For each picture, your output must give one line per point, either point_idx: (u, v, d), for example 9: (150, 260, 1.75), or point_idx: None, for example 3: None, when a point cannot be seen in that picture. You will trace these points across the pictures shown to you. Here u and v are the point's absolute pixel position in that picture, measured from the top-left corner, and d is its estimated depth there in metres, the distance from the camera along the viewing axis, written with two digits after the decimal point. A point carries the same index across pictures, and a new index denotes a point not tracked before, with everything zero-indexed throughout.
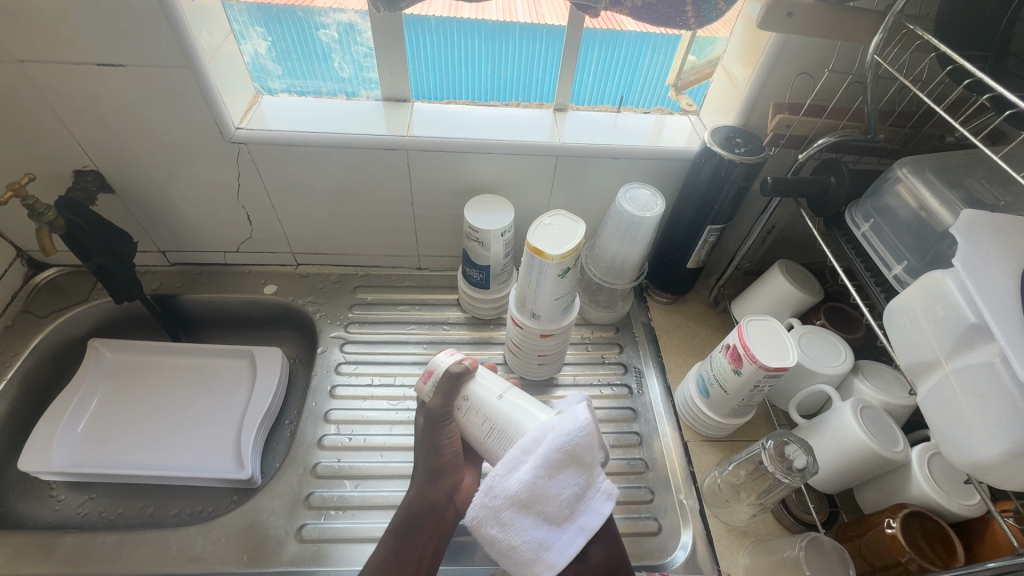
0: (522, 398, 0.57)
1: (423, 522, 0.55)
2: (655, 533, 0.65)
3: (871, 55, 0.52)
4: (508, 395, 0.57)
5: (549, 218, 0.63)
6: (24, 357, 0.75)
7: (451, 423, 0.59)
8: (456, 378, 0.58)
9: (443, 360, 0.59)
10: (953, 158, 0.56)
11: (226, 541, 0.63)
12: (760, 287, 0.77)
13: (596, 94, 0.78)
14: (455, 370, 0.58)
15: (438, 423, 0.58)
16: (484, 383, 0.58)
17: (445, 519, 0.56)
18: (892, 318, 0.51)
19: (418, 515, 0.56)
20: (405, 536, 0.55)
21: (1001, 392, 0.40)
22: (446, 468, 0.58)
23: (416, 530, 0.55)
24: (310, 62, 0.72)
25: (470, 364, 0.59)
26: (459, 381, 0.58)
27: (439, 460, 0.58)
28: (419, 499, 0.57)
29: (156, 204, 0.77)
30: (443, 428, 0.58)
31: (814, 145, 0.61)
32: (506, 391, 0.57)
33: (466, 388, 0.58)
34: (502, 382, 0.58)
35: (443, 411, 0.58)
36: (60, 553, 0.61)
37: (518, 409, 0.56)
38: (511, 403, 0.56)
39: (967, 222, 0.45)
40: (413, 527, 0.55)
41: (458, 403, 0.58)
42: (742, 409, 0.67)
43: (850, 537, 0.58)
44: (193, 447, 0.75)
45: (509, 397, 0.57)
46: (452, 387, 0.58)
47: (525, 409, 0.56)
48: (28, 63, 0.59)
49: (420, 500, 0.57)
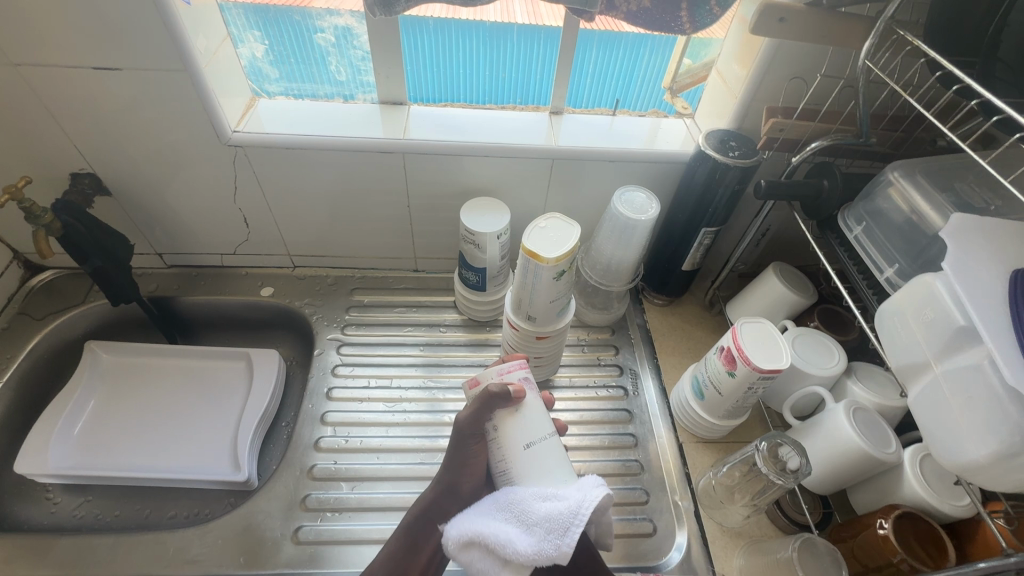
0: (555, 459, 0.50)
1: (435, 527, 0.57)
2: (650, 534, 0.65)
3: (862, 60, 0.53)
4: (540, 445, 0.50)
5: (544, 221, 0.64)
6: (20, 359, 0.75)
7: (479, 442, 0.54)
8: (491, 400, 0.50)
9: (493, 374, 0.52)
10: (944, 162, 0.57)
11: (222, 543, 0.63)
12: (754, 289, 0.77)
13: (591, 97, 0.79)
14: (492, 391, 0.49)
15: (466, 439, 0.53)
16: (526, 422, 0.50)
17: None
18: (883, 321, 0.51)
19: (430, 519, 0.57)
20: (417, 535, 0.56)
21: (989, 394, 0.40)
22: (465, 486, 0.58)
23: (426, 531, 0.57)
24: (307, 65, 0.72)
25: (515, 391, 0.51)
26: (497, 406, 0.50)
27: (459, 477, 0.57)
28: (435, 505, 0.58)
29: (152, 207, 0.77)
30: (470, 444, 0.54)
31: (807, 149, 0.61)
32: (544, 441, 0.50)
33: (502, 415, 0.51)
34: (545, 428, 0.51)
35: (472, 432, 0.52)
36: (56, 555, 0.61)
37: (545, 467, 0.49)
38: (535, 457, 0.50)
39: (956, 225, 0.45)
40: (425, 530, 0.57)
41: (492, 426, 0.51)
42: (736, 410, 0.67)
43: (843, 538, 0.58)
44: (189, 449, 0.75)
45: (540, 445, 0.50)
46: (488, 407, 0.50)
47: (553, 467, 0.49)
48: (25, 66, 0.59)
49: (434, 507, 0.58)
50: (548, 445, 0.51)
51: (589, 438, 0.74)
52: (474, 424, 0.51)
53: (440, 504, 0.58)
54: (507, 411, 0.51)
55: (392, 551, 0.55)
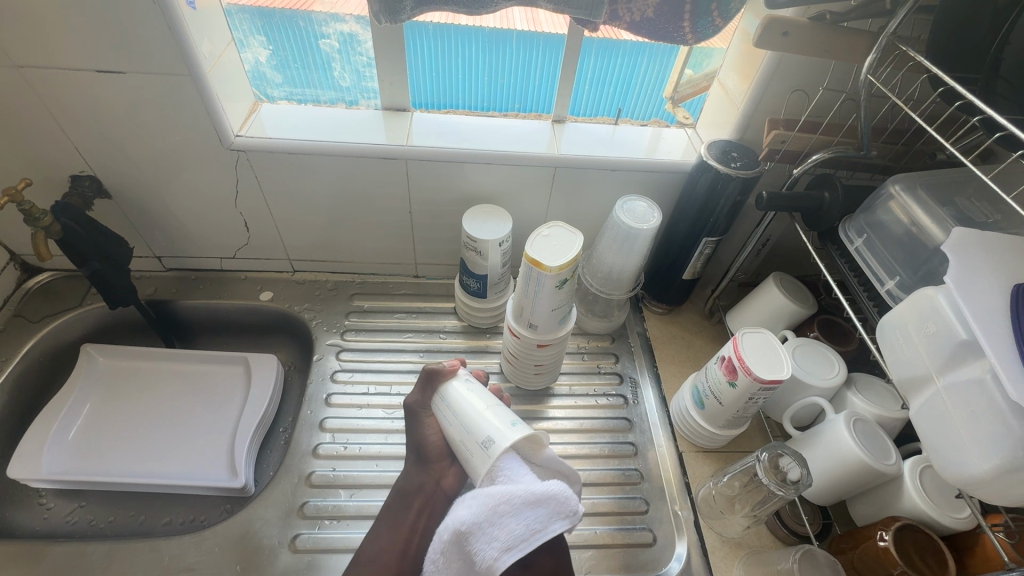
0: (501, 416, 0.52)
1: (413, 501, 0.58)
2: (649, 544, 0.65)
3: (864, 74, 0.53)
4: (492, 408, 0.53)
5: (547, 229, 0.64)
6: (16, 361, 0.74)
7: (432, 414, 0.58)
8: (431, 376, 0.57)
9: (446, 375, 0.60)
10: (943, 176, 0.57)
11: (218, 550, 0.62)
12: (755, 299, 0.77)
13: (591, 106, 0.80)
14: (431, 367, 0.57)
15: (419, 415, 0.59)
16: (453, 414, 0.54)
17: (432, 498, 0.58)
18: (886, 333, 0.51)
19: (407, 494, 0.59)
20: (396, 513, 0.58)
21: (992, 409, 0.41)
22: (431, 457, 0.58)
23: (404, 509, 0.58)
24: (308, 71, 0.72)
25: (451, 365, 0.58)
26: (438, 381, 0.57)
27: (425, 449, 0.59)
28: (408, 480, 0.59)
29: (153, 210, 0.77)
30: (424, 420, 0.59)
31: (808, 161, 0.61)
32: (494, 406, 0.53)
33: (444, 389, 0.57)
34: (488, 397, 0.54)
35: (420, 404, 0.58)
36: (49, 562, 0.60)
37: (493, 423, 0.51)
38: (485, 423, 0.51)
39: (957, 240, 0.46)
40: (403, 506, 0.58)
41: (435, 402, 0.57)
42: (737, 420, 0.67)
43: (843, 549, 0.58)
44: (186, 454, 0.74)
45: (470, 426, 0.52)
46: (430, 384, 0.58)
47: (483, 432, 0.51)
48: (28, 68, 0.59)
49: (410, 482, 0.59)
50: (477, 421, 0.52)
51: (589, 446, 0.74)
52: (423, 402, 0.58)
53: (414, 478, 0.59)
54: (444, 386, 0.57)
55: (376, 531, 0.57)
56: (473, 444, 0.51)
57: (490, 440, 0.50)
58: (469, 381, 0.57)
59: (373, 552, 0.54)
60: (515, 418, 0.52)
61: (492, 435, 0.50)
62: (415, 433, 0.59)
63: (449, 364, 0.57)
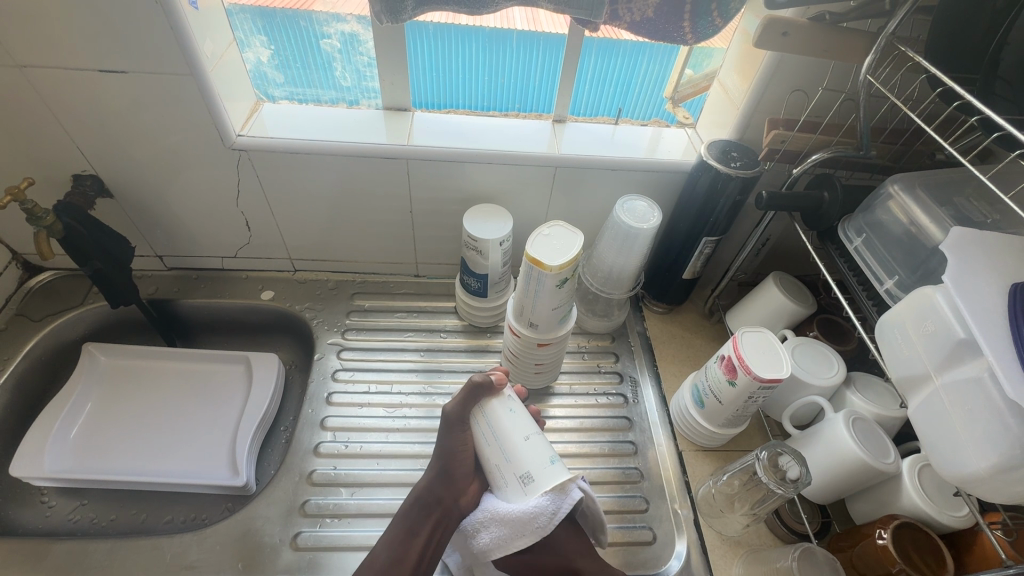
0: (542, 453, 0.53)
1: (431, 513, 0.57)
2: (649, 542, 0.65)
3: (863, 74, 0.54)
4: (533, 438, 0.54)
5: (547, 229, 0.64)
6: (17, 360, 0.74)
7: (468, 429, 0.57)
8: (477, 389, 0.57)
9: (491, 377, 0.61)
10: (941, 176, 0.57)
11: (220, 548, 0.62)
12: (754, 298, 0.78)
13: (591, 106, 0.80)
14: (478, 380, 0.57)
15: (455, 427, 0.58)
16: (492, 435, 0.55)
17: (451, 515, 0.57)
18: (884, 332, 0.51)
19: (426, 507, 0.57)
20: (412, 522, 0.57)
21: (990, 407, 0.41)
22: (457, 472, 0.58)
23: (422, 520, 0.57)
24: (309, 70, 0.73)
25: (497, 381, 0.57)
26: (482, 396, 0.57)
27: (454, 463, 0.58)
28: (430, 493, 0.58)
29: (155, 209, 0.77)
30: (459, 433, 0.58)
31: (808, 161, 0.61)
32: (538, 435, 0.55)
33: (489, 405, 0.57)
34: (531, 424, 0.56)
35: (458, 418, 0.57)
36: (51, 560, 0.60)
37: (537, 458, 0.53)
38: (525, 455, 0.53)
39: (955, 239, 0.46)
40: (421, 517, 0.57)
41: (474, 416, 0.57)
42: (736, 419, 0.67)
43: (842, 548, 0.58)
44: (187, 452, 0.74)
45: (511, 454, 0.54)
46: (473, 398, 0.57)
47: (524, 466, 0.53)
48: (31, 68, 0.59)
49: (429, 495, 0.58)
50: (519, 451, 0.54)
51: (589, 445, 0.74)
52: (463, 413, 0.57)
53: (434, 491, 0.58)
54: (488, 401, 0.57)
55: (391, 538, 0.56)
56: (514, 473, 0.53)
57: (530, 477, 0.52)
58: (513, 399, 0.58)
59: (387, 560, 0.54)
60: (554, 456, 0.54)
61: (534, 474, 0.52)
62: (447, 446, 0.58)
63: (497, 379, 0.57)
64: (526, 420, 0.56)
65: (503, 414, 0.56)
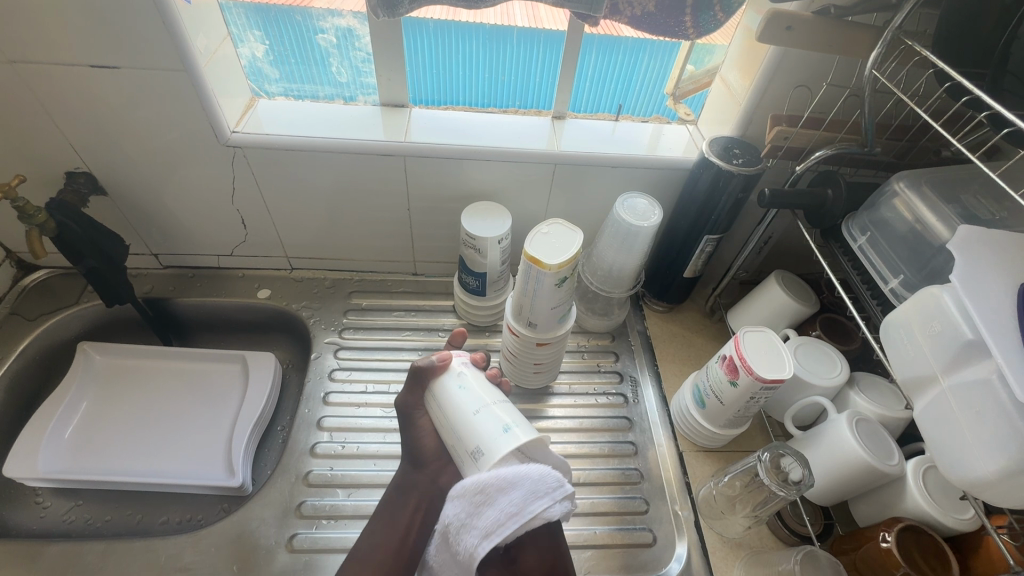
0: (494, 420, 0.49)
1: (410, 498, 0.58)
2: (649, 544, 0.64)
3: (869, 69, 0.52)
4: (485, 408, 0.50)
5: (546, 227, 0.63)
6: (11, 360, 0.73)
7: (424, 415, 0.57)
8: (420, 374, 0.56)
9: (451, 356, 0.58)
10: (948, 173, 0.56)
11: (215, 550, 0.61)
12: (756, 297, 0.77)
13: (591, 102, 0.79)
14: (418, 364, 0.56)
15: (412, 417, 0.58)
16: (445, 416, 0.52)
17: (429, 496, 0.58)
18: (890, 332, 0.51)
19: (404, 492, 0.59)
20: (393, 510, 0.58)
21: (999, 410, 0.40)
22: (425, 458, 0.59)
23: (402, 506, 0.58)
24: (306, 66, 0.72)
25: (440, 360, 0.55)
26: (426, 377, 0.55)
27: (418, 450, 0.58)
28: (406, 479, 0.60)
29: (149, 207, 0.76)
30: (416, 419, 0.58)
31: (812, 158, 0.60)
32: (489, 407, 0.50)
33: (435, 385, 0.54)
34: (483, 396, 0.51)
35: (408, 404, 0.57)
36: (45, 561, 0.59)
37: (487, 431, 0.49)
38: (476, 426, 0.49)
39: (963, 237, 0.45)
40: (400, 503, 0.58)
41: (427, 400, 0.55)
42: (737, 420, 0.66)
43: (846, 551, 0.57)
44: (182, 452, 0.74)
45: (462, 432, 0.50)
46: (417, 383, 0.56)
47: (474, 442, 0.48)
48: (21, 63, 0.58)
49: (406, 479, 0.60)
50: (469, 426, 0.50)
51: (588, 445, 0.73)
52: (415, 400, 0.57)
53: (410, 477, 0.60)
54: (438, 380, 0.55)
55: (373, 528, 0.57)
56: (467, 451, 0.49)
57: (480, 451, 0.48)
58: (467, 375, 0.54)
59: (366, 550, 0.55)
60: (508, 423, 0.49)
61: (483, 448, 0.48)
62: (409, 438, 0.58)
63: (439, 359, 0.55)
64: (483, 391, 0.52)
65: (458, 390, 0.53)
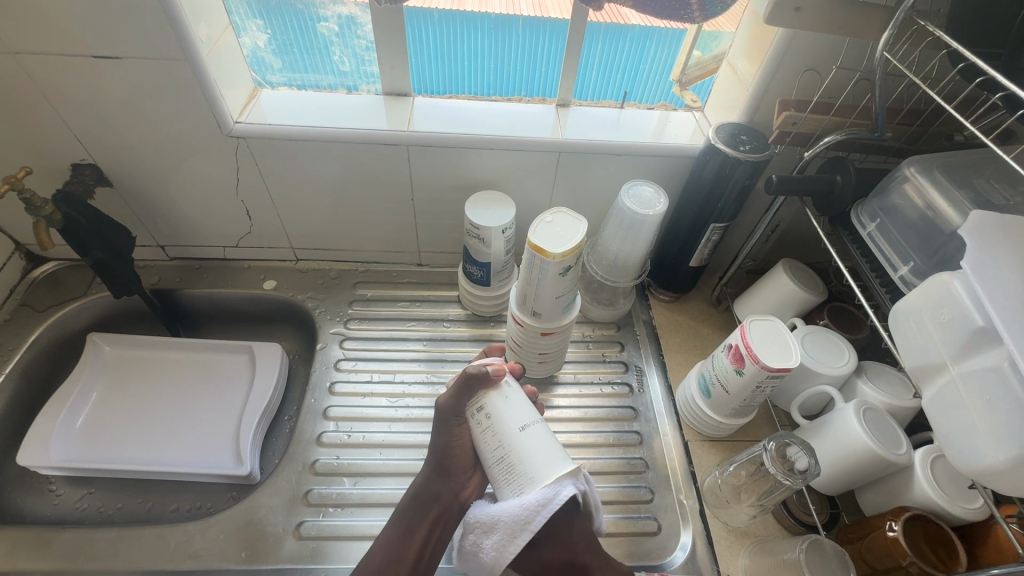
0: (547, 441, 0.52)
1: (429, 511, 0.59)
2: (654, 533, 0.65)
3: (880, 51, 0.51)
4: (532, 425, 0.53)
5: (550, 216, 0.62)
6: (22, 350, 0.74)
7: (462, 424, 0.58)
8: (471, 381, 0.55)
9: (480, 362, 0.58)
10: (961, 157, 0.55)
11: (223, 538, 0.62)
12: (762, 287, 0.76)
13: (597, 92, 0.78)
14: (471, 372, 0.55)
15: (449, 422, 0.58)
16: (489, 428, 0.54)
17: (450, 508, 0.60)
18: (898, 320, 0.50)
19: (423, 504, 0.59)
20: (411, 520, 0.58)
21: (1009, 398, 0.39)
22: (454, 469, 0.60)
23: (420, 517, 0.59)
24: (311, 55, 0.71)
25: (496, 372, 0.55)
26: (477, 388, 0.55)
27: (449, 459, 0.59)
28: (426, 490, 0.60)
29: (154, 198, 0.76)
30: (454, 427, 0.58)
31: (820, 143, 0.59)
32: (534, 425, 0.53)
33: (485, 399, 0.55)
34: (529, 413, 0.54)
35: (453, 410, 0.57)
36: (59, 547, 0.61)
37: (537, 453, 0.51)
38: (529, 442, 0.52)
39: (975, 222, 0.44)
40: (419, 513, 0.59)
41: (472, 408, 0.56)
42: (743, 409, 0.66)
43: (851, 539, 0.57)
44: (192, 442, 0.74)
45: (505, 449, 0.52)
46: (467, 390, 0.56)
47: (525, 461, 0.51)
48: (25, 55, 0.58)
49: (427, 490, 0.60)
50: (513, 445, 0.52)
51: (593, 435, 0.73)
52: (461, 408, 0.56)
53: (432, 487, 0.60)
54: (487, 392, 0.55)
55: (387, 537, 0.57)
56: (508, 472, 0.52)
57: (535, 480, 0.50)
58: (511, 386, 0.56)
59: (383, 562, 0.55)
60: (556, 446, 0.53)
61: (531, 472, 0.50)
62: (443, 441, 0.59)
63: (495, 371, 0.54)
64: (528, 405, 0.55)
65: (505, 410, 0.54)
